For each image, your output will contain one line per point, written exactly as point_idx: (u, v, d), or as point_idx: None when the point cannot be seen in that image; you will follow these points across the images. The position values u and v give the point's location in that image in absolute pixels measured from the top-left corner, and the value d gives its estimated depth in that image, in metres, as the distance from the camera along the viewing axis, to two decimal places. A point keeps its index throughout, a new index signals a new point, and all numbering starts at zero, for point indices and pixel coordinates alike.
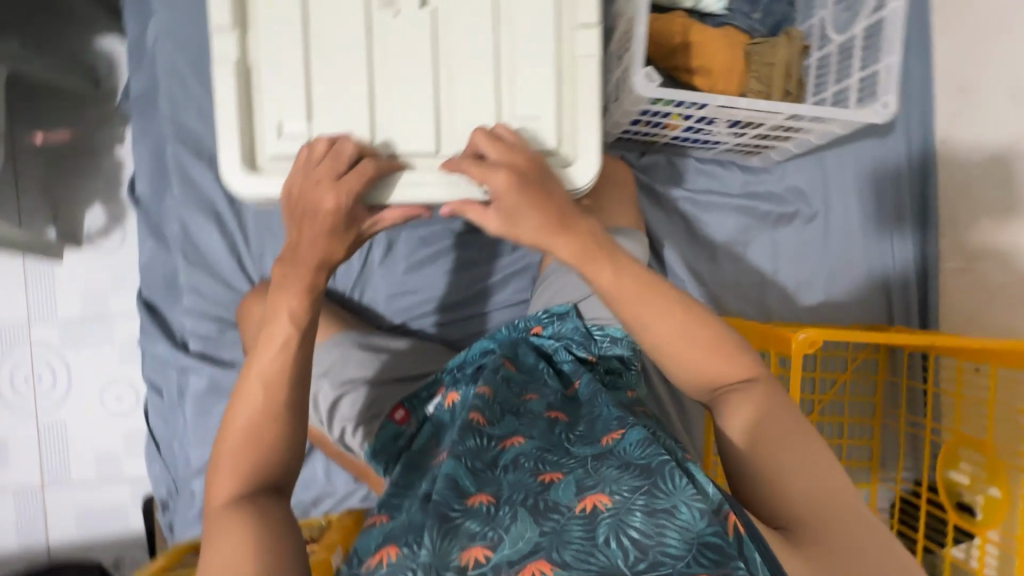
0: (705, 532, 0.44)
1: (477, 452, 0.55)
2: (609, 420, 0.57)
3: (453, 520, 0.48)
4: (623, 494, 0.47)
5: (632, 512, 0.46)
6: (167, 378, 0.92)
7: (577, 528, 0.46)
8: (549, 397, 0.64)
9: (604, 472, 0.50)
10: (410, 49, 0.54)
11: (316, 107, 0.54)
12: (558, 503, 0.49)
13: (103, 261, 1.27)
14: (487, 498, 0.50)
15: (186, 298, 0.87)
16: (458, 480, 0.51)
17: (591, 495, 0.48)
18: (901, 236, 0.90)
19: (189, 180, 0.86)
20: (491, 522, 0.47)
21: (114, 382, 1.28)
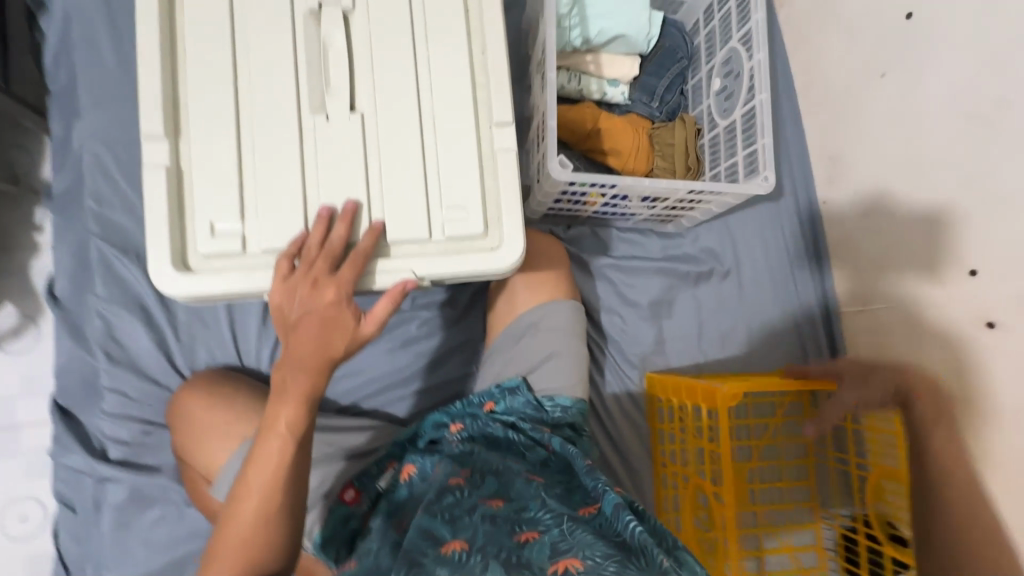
0: None
1: (455, 505, 0.57)
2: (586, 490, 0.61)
3: (426, 565, 0.49)
4: (595, 559, 0.47)
5: (604, 572, 0.45)
6: (81, 491, 0.84)
7: None
8: (530, 464, 0.68)
9: (577, 535, 0.51)
10: (340, 149, 0.58)
11: (248, 205, 0.56)
12: (532, 563, 0.48)
13: (12, 365, 1.17)
14: (460, 545, 0.51)
15: (106, 400, 0.82)
16: (428, 535, 0.53)
17: (563, 558, 0.48)
18: (805, 286, 0.98)
19: (115, 277, 0.84)
20: (460, 570, 0.48)
21: (18, 501, 1.14)
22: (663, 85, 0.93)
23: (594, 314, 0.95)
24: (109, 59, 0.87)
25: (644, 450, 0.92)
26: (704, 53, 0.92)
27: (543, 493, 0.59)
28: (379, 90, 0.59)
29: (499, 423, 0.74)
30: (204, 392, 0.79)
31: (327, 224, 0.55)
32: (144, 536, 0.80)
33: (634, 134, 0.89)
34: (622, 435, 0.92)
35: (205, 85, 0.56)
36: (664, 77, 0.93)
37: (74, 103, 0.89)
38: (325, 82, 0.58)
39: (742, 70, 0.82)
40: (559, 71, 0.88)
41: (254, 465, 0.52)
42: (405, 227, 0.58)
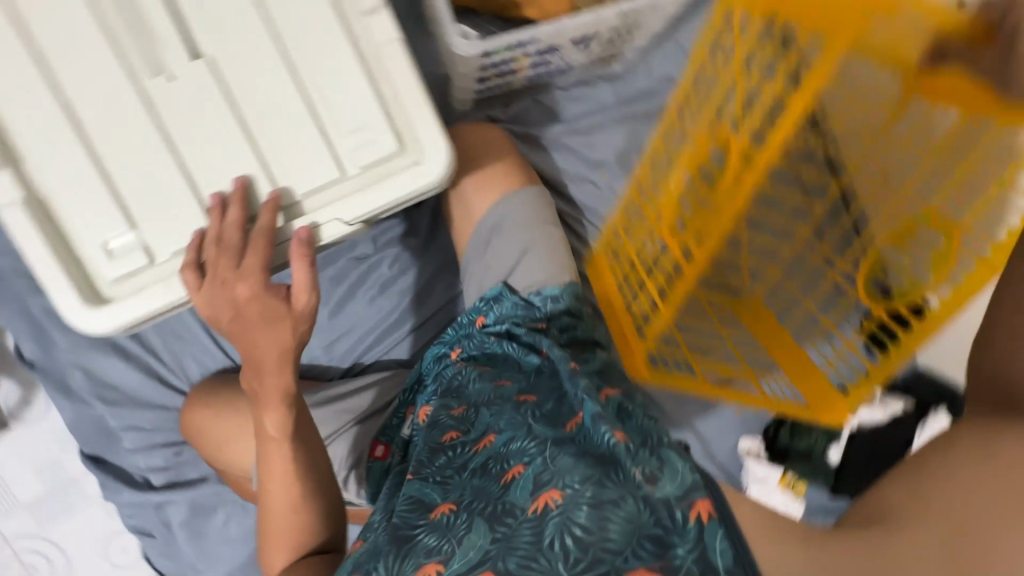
0: (649, 524, 0.42)
1: (447, 463, 0.56)
2: (575, 399, 0.56)
3: (414, 537, 0.49)
4: (573, 487, 0.45)
5: (579, 506, 0.44)
6: (149, 520, 0.88)
7: (527, 532, 0.44)
8: (522, 382, 0.64)
9: (559, 462, 0.49)
10: (202, 110, 0.49)
11: (133, 211, 0.49)
12: (513, 506, 0.47)
13: (39, 431, 1.18)
14: (449, 508, 0.50)
15: (126, 438, 0.82)
16: (415, 509, 0.52)
17: (544, 492, 0.46)
18: None
19: (70, 324, 0.79)
20: (447, 535, 0.47)
21: (110, 539, 1.22)
22: None
23: (563, 189, 0.87)
24: None
25: None
26: None
27: (528, 419, 0.56)
28: (214, 20, 0.48)
29: (493, 337, 0.70)
30: (208, 401, 0.78)
31: (222, 211, 0.49)
32: (222, 538, 0.84)
33: None
34: None
35: (10, 89, 0.46)
36: None
37: None
38: (149, 34, 0.48)
39: None
40: None
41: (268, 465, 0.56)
42: (313, 174, 0.51)
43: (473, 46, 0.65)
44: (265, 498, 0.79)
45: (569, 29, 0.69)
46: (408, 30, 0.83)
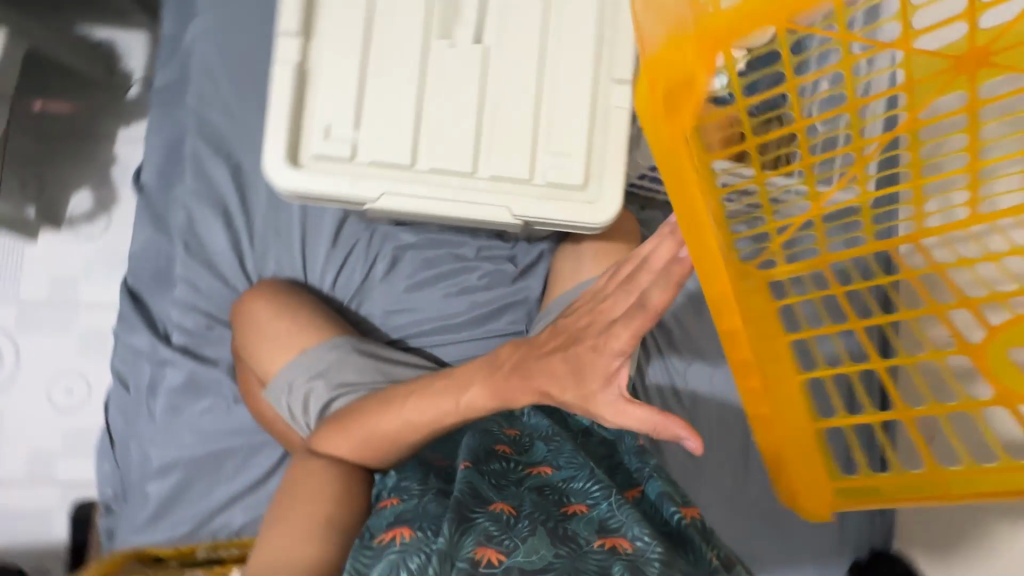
0: None
1: (502, 472, 0.57)
2: (631, 472, 0.59)
3: (472, 519, 0.49)
4: (644, 540, 0.48)
5: (650, 558, 0.46)
6: (138, 371, 0.88)
7: (593, 562, 0.46)
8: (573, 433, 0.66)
9: (625, 509, 0.51)
10: (459, 78, 0.58)
11: (364, 115, 0.57)
12: (577, 537, 0.49)
13: (82, 247, 1.23)
14: (508, 508, 0.51)
15: (177, 289, 0.85)
16: (468, 492, 0.52)
17: (612, 535, 0.49)
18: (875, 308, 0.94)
19: (203, 174, 0.87)
20: (509, 532, 0.49)
21: (65, 375, 1.20)
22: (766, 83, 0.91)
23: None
24: None
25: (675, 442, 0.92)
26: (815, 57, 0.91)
27: (583, 460, 0.57)
28: (506, 26, 0.59)
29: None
30: (271, 299, 0.81)
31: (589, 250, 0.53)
32: (192, 423, 0.84)
33: None
34: None
35: None
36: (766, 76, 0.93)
37: (189, 3, 0.92)
38: (456, 10, 0.59)
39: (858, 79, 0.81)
40: None
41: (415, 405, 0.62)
42: (509, 165, 0.59)
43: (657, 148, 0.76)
44: (262, 408, 0.80)
45: None
46: None
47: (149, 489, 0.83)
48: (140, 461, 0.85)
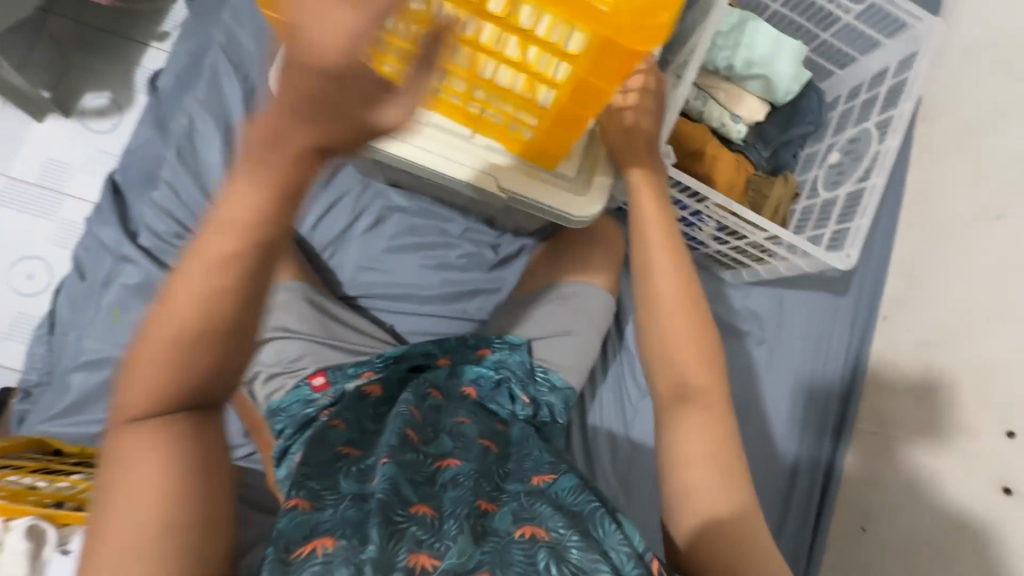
0: (629, 573, 0.50)
1: (415, 466, 0.58)
2: (538, 462, 0.64)
3: (397, 524, 0.50)
4: (559, 531, 0.53)
5: (567, 545, 0.51)
6: (97, 263, 0.86)
7: (518, 553, 0.50)
8: (482, 424, 0.69)
9: (537, 506, 0.57)
10: None
11: None
12: (496, 529, 0.53)
13: (85, 138, 1.27)
14: (429, 510, 0.53)
15: (160, 191, 0.85)
16: (393, 496, 0.52)
17: (527, 524, 0.54)
18: (834, 364, 0.97)
19: (218, 87, 0.87)
20: (433, 534, 0.51)
21: (29, 259, 1.22)
22: (782, 138, 0.94)
23: (622, 321, 0.96)
24: None
25: (612, 471, 0.90)
26: (834, 126, 0.92)
27: (487, 457, 0.63)
28: None
29: (468, 387, 0.74)
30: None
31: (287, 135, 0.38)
32: (134, 326, 0.82)
33: (735, 173, 0.90)
34: (596, 442, 0.91)
35: None
36: (785, 131, 0.94)
37: None
38: None
39: (867, 151, 0.81)
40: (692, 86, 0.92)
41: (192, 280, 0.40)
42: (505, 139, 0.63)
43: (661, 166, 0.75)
44: None
45: (730, 215, 0.76)
46: None
47: (73, 381, 0.81)
48: (71, 355, 0.83)
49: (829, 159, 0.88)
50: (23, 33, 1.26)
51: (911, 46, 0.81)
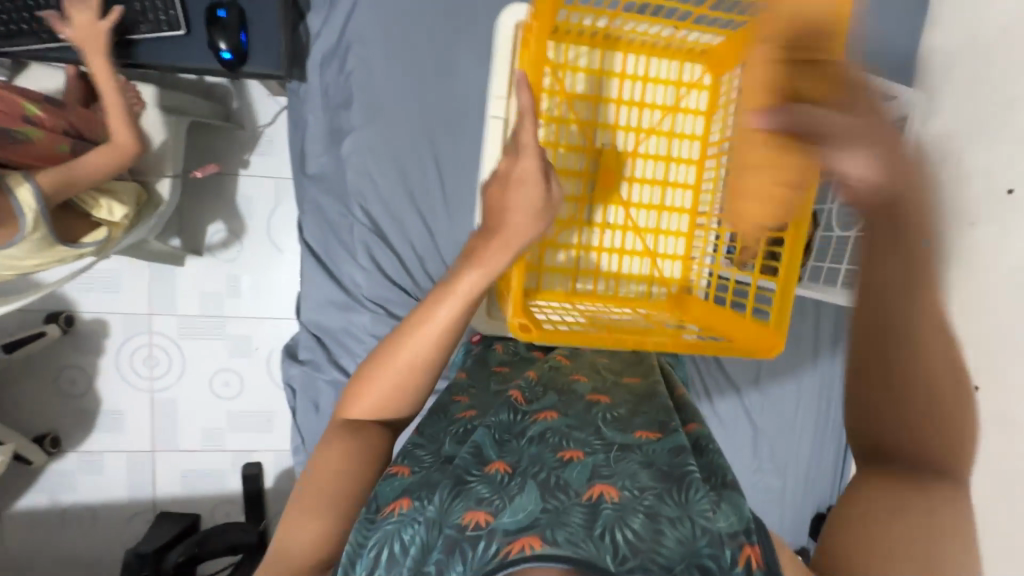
0: (703, 551, 0.63)
1: (508, 424, 0.84)
2: (646, 423, 0.84)
3: (468, 482, 0.72)
4: (632, 494, 0.69)
5: (634, 513, 0.66)
6: (324, 394, 1.22)
7: (579, 511, 0.67)
8: (598, 389, 0.94)
9: (622, 467, 0.75)
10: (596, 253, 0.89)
11: (538, 278, 0.88)
12: (571, 488, 0.71)
13: (222, 268, 1.54)
14: (502, 469, 0.75)
15: (358, 340, 1.18)
16: (473, 455, 0.77)
17: (600, 486, 0.71)
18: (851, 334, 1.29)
19: (371, 254, 1.15)
20: (496, 490, 0.71)
21: (222, 371, 1.58)
22: None
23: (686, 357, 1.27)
24: (381, 77, 1.10)
25: None
26: None
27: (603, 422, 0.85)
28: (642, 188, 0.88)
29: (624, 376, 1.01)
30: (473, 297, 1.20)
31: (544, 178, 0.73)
32: None
33: None
34: None
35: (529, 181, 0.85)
36: None
37: (342, 107, 1.14)
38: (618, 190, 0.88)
39: None
40: None
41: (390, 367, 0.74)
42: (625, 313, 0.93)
43: None
44: None
45: None
46: None
47: None
48: None
49: (840, 198, 1.13)
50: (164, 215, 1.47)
51: (900, 109, 1.02)
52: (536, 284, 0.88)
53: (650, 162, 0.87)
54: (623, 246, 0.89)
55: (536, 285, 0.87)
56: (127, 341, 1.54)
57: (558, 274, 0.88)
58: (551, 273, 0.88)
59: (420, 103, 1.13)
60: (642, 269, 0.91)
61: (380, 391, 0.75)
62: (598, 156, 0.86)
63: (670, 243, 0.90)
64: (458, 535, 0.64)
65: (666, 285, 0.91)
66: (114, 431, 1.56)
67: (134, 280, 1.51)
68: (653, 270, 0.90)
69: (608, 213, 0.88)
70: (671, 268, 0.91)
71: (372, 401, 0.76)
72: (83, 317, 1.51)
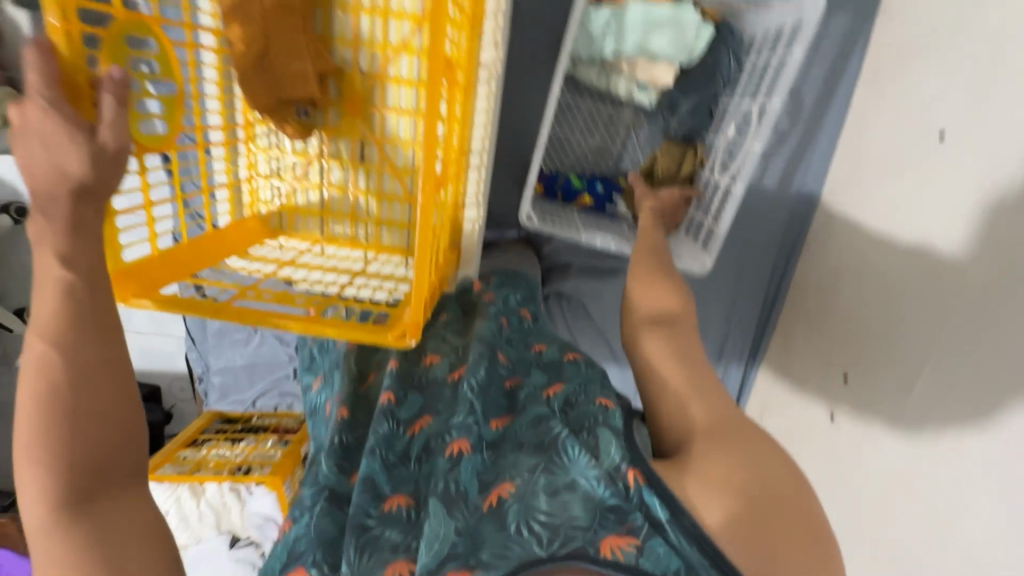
0: (606, 498, 0.60)
1: (390, 440, 0.69)
2: (494, 371, 0.77)
3: (372, 530, 0.60)
4: (524, 477, 0.63)
5: (536, 494, 0.61)
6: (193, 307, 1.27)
7: (491, 525, 0.59)
8: (450, 356, 0.81)
9: (501, 462, 0.66)
10: (345, 196, 0.76)
11: (281, 218, 0.78)
12: (468, 499, 0.62)
13: None
14: (404, 504, 0.63)
15: None
16: (335, 506, 0.64)
17: (495, 489, 0.63)
18: (750, 291, 1.13)
19: None
20: (409, 531, 0.61)
21: None
22: (687, 107, 0.94)
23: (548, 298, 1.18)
24: None
25: None
26: (742, 83, 0.91)
27: (472, 396, 0.71)
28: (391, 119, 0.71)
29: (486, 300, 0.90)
30: None
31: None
32: (234, 345, 1.26)
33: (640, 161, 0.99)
34: None
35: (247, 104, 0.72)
36: (689, 97, 0.93)
37: None
38: (362, 123, 0.72)
39: (744, 142, 0.85)
40: (592, 65, 0.94)
41: (38, 321, 0.44)
42: None
43: (533, 220, 0.93)
44: None
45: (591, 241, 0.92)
46: (533, 109, 1.03)
47: (213, 380, 1.31)
48: (206, 362, 1.31)
49: (727, 133, 0.91)
50: None
51: (796, 14, 0.76)
52: (276, 224, 0.78)
53: (401, 87, 0.69)
54: (374, 187, 0.75)
55: (282, 226, 0.78)
56: None
57: (299, 215, 0.77)
58: (292, 213, 0.77)
59: None
60: (406, 216, 0.76)
61: (45, 446, 0.41)
62: (337, 76, 0.69)
63: None
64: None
65: None
66: None
67: None
68: (414, 217, 0.76)
69: (357, 148, 0.74)
70: None
71: (47, 496, 0.41)
72: None
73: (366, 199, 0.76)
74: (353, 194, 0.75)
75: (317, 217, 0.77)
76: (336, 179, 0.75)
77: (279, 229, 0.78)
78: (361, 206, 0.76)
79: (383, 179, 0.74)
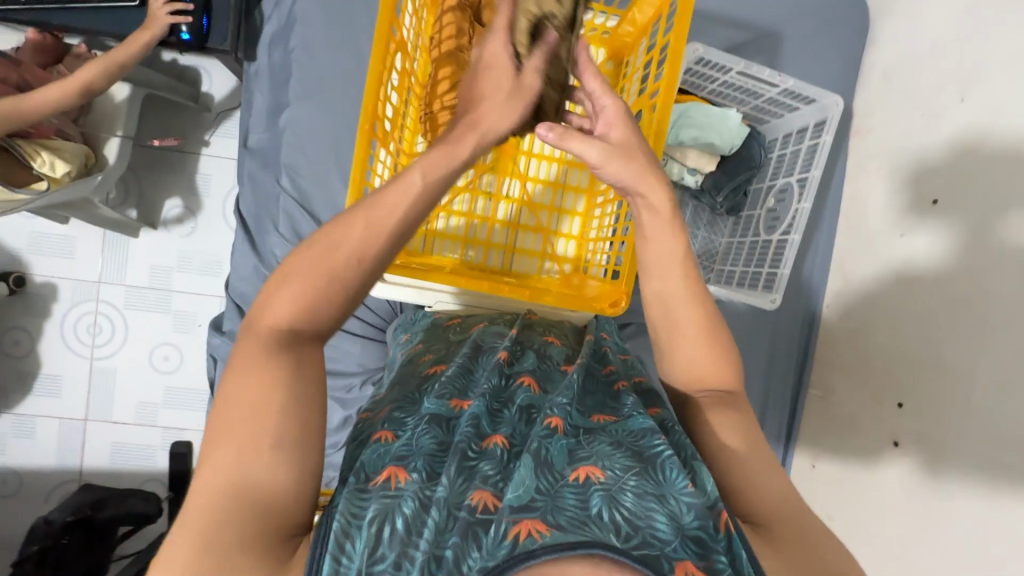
0: (692, 527, 0.52)
1: (498, 390, 0.67)
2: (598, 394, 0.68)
3: (472, 461, 0.58)
4: (615, 473, 0.56)
5: (623, 491, 0.54)
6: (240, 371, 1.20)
7: (572, 494, 0.54)
8: (567, 347, 0.78)
9: (596, 446, 0.59)
10: (486, 224, 0.87)
11: (421, 243, 0.85)
12: (553, 468, 0.56)
13: (175, 243, 1.57)
14: (502, 443, 0.60)
15: None
16: (437, 425, 0.63)
17: (584, 465, 0.56)
18: (787, 348, 1.26)
19: (297, 227, 1.16)
20: (502, 468, 0.57)
21: (164, 345, 1.59)
22: (731, 185, 1.13)
23: None
24: (324, 59, 1.16)
25: None
26: (773, 167, 1.15)
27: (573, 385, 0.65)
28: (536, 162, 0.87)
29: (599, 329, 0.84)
30: None
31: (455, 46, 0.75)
32: None
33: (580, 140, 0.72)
34: None
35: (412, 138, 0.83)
36: (733, 179, 1.13)
37: (286, 84, 1.18)
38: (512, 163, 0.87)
39: (790, 205, 1.07)
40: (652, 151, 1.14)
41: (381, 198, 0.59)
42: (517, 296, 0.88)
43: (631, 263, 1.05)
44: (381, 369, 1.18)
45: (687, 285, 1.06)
46: None
47: None
48: None
49: (767, 203, 1.13)
50: (128, 187, 1.52)
51: (820, 113, 1.04)
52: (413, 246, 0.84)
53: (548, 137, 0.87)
54: (513, 219, 0.87)
55: (419, 249, 0.85)
56: (73, 308, 1.56)
57: (439, 240, 0.86)
58: (433, 237, 0.86)
59: (361, 84, 1.17)
60: (538, 245, 0.88)
61: (312, 283, 0.57)
62: None
63: (565, 221, 0.89)
64: (469, 519, 0.52)
65: (560, 263, 0.88)
66: (49, 396, 1.57)
67: (88, 247, 1.55)
68: (545, 246, 0.88)
69: (502, 184, 0.87)
70: (564, 246, 0.88)
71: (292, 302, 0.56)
72: (35, 280, 1.54)
73: (504, 228, 0.87)
74: (498, 223, 0.87)
75: (457, 241, 0.86)
76: (480, 209, 0.87)
77: (419, 251, 0.84)
78: (499, 233, 0.87)
79: (523, 211, 0.87)
